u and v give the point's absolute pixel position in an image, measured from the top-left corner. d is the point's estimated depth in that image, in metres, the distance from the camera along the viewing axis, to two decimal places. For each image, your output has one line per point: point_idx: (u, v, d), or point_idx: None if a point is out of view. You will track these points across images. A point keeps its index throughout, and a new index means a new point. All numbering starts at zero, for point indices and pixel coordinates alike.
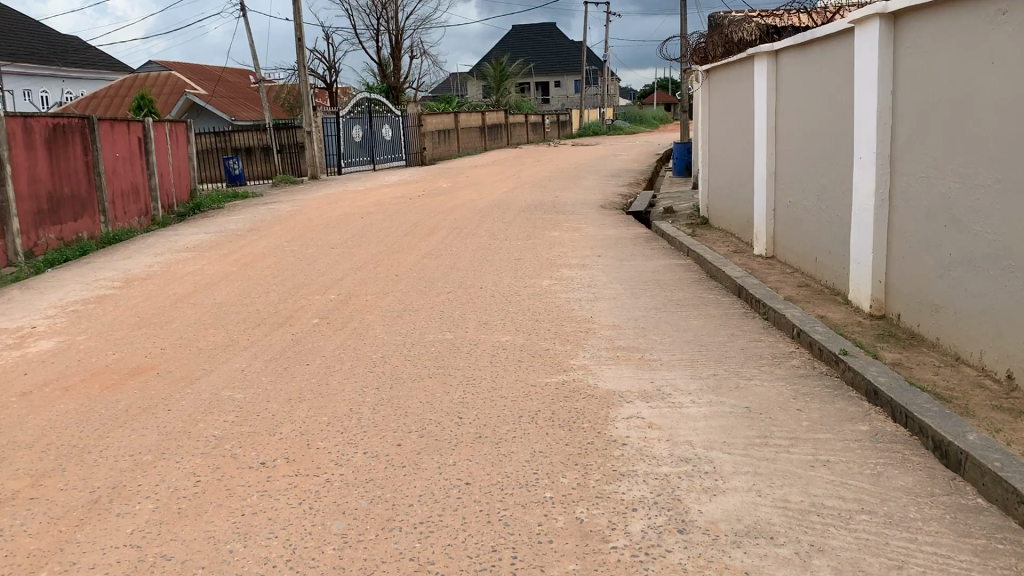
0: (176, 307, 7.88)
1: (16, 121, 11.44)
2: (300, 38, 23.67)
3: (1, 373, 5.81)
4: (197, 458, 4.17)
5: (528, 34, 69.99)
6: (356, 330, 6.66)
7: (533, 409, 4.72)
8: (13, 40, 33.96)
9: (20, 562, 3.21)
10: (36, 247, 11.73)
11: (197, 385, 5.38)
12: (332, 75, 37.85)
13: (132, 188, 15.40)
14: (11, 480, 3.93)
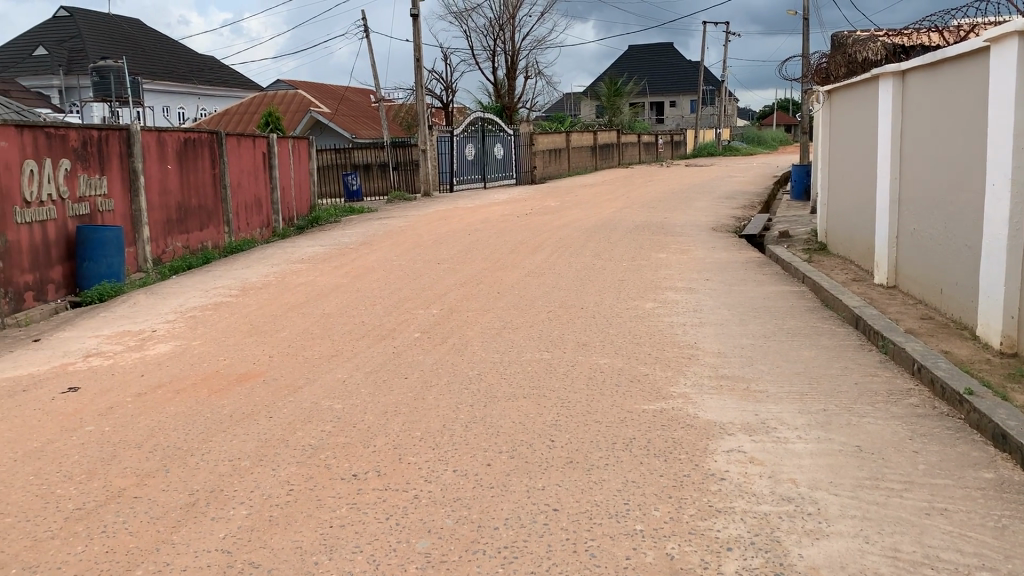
0: (285, 316, 8.13)
1: (151, 135, 12.12)
2: (419, 59, 24.29)
3: (121, 374, 6.10)
4: (292, 467, 4.24)
5: (644, 54, 69.56)
6: (454, 346, 6.68)
7: (629, 436, 4.59)
8: (156, 60, 36.27)
9: (119, 558, 3.32)
10: (164, 254, 12.36)
11: (299, 394, 5.50)
12: (449, 95, 38.65)
13: (256, 201, 16.08)
14: (118, 477, 4.10)
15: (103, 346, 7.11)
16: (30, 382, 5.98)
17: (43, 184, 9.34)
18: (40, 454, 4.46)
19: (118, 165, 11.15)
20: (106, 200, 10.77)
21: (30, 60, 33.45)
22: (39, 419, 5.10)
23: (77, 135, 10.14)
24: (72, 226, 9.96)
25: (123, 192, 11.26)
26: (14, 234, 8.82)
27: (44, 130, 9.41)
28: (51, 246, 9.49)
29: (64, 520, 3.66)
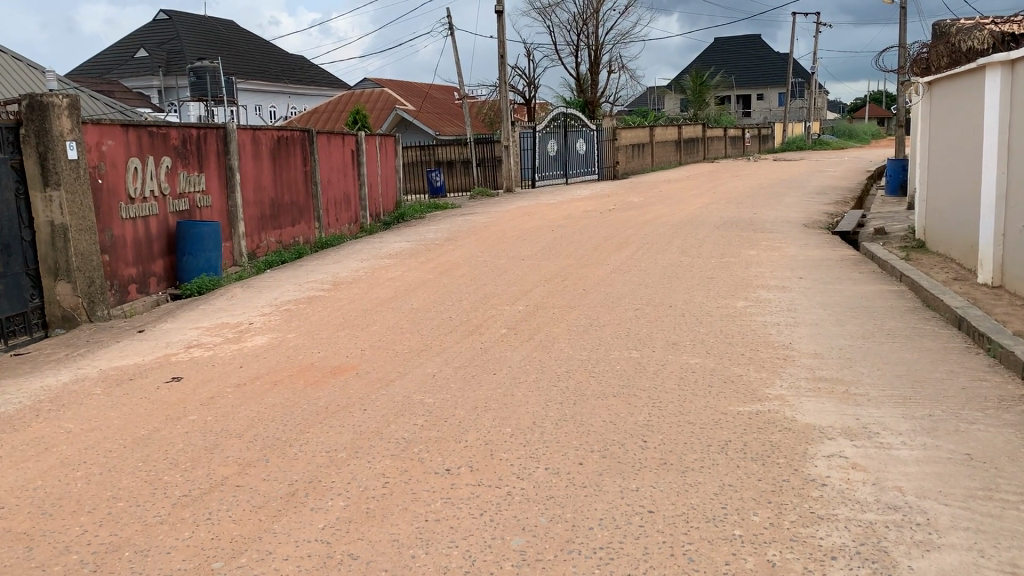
0: (375, 310, 8.25)
1: (246, 133, 12.48)
2: (503, 55, 24.38)
3: (221, 365, 6.30)
4: (387, 460, 4.30)
5: (731, 46, 68.09)
6: (542, 343, 6.67)
7: (724, 439, 4.49)
8: (249, 61, 37.41)
9: (225, 545, 3.42)
10: (259, 249, 12.75)
11: (391, 387, 5.58)
12: (532, 91, 38.68)
13: (345, 198, 16.41)
14: (221, 466, 4.23)
15: (203, 337, 7.36)
16: (137, 372, 6.24)
17: (146, 181, 9.72)
18: (148, 441, 4.63)
19: (216, 162, 11.53)
20: (204, 196, 11.15)
21: (132, 62, 34.99)
22: (145, 407, 5.31)
23: (178, 134, 10.52)
24: (173, 222, 10.34)
25: (220, 188, 11.64)
26: (119, 229, 9.20)
27: (148, 129, 9.79)
28: (154, 241, 9.88)
29: (171, 506, 3.79)
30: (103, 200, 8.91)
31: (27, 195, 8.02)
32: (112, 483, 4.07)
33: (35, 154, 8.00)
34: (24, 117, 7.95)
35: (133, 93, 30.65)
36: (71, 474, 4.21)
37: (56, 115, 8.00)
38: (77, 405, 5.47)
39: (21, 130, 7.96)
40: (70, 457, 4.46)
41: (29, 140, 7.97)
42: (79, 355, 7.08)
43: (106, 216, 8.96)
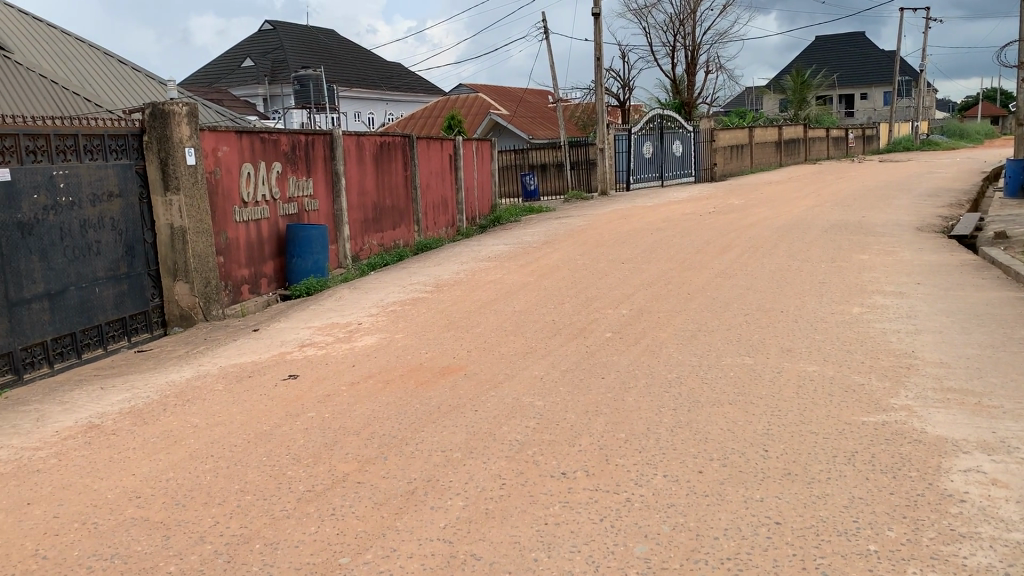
0: (479, 312, 8.31)
1: (351, 138, 12.77)
2: (600, 57, 24.26)
3: (334, 363, 6.45)
4: (502, 461, 4.30)
5: (833, 44, 66.03)
6: (650, 347, 6.58)
7: (850, 449, 4.31)
8: (350, 69, 38.40)
9: (350, 541, 3.48)
10: (362, 252, 13.02)
11: (501, 389, 5.59)
12: (627, 93, 38.39)
13: (442, 201, 16.62)
14: (342, 463, 4.32)
15: (315, 336, 7.56)
16: (255, 369, 6.44)
17: (259, 185, 10.07)
18: (270, 437, 4.77)
19: (323, 167, 11.84)
20: (312, 200, 11.46)
21: (239, 72, 36.40)
22: (264, 403, 5.48)
23: (288, 140, 10.84)
24: (283, 225, 10.66)
25: (327, 193, 11.95)
26: (233, 231, 9.54)
27: (260, 135, 10.13)
28: (265, 244, 10.22)
29: (296, 501, 3.88)
30: (218, 204, 9.25)
31: (150, 199, 8.39)
32: (238, 477, 4.19)
33: (157, 160, 8.36)
34: (148, 125, 8.32)
35: (241, 102, 31.87)
36: (199, 467, 4.35)
37: (176, 123, 8.35)
38: (201, 400, 5.68)
39: (144, 137, 8.33)
40: (198, 451, 4.61)
41: (151, 146, 8.33)
42: (200, 353, 7.36)
43: (221, 219, 9.30)
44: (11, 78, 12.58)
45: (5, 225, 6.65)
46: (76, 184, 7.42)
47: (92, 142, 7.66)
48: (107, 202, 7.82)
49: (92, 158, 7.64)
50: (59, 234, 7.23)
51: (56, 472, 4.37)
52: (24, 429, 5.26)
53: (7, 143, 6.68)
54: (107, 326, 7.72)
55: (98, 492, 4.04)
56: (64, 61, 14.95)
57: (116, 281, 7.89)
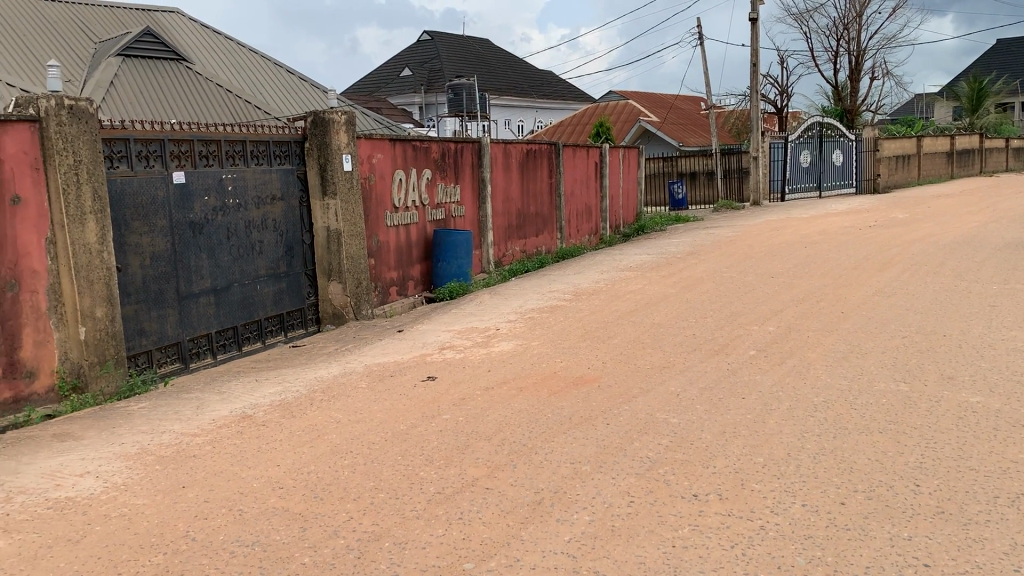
0: (618, 323, 8.23)
1: (498, 146, 12.96)
2: (756, 63, 23.52)
3: (471, 368, 6.57)
4: (631, 478, 4.22)
5: (1016, 48, 61.22)
6: (794, 368, 6.29)
7: (1013, 491, 3.95)
8: (501, 77, 39.05)
9: (476, 547, 3.51)
10: (505, 257, 13.22)
11: (634, 403, 5.50)
12: (784, 100, 37.05)
13: (586, 209, 16.61)
14: (472, 467, 4.37)
15: (455, 340, 7.72)
16: (396, 369, 6.65)
17: (409, 191, 10.40)
18: (406, 436, 4.91)
19: (470, 174, 12.09)
20: (459, 206, 11.73)
21: (397, 81, 37.76)
22: (402, 403, 5.64)
23: (438, 148, 11.12)
24: (431, 230, 10.97)
25: (473, 199, 12.19)
26: (385, 235, 9.90)
27: (411, 143, 10.45)
28: (413, 247, 10.55)
29: (426, 502, 3.95)
30: (371, 208, 9.62)
31: (308, 203, 8.83)
32: (373, 474, 4.32)
33: (316, 165, 8.77)
34: (309, 132, 8.74)
35: (397, 110, 33.11)
36: (338, 462, 4.53)
37: (335, 131, 8.74)
38: (344, 396, 5.93)
39: (305, 143, 8.76)
40: (338, 446, 4.80)
41: (311, 152, 8.75)
42: (346, 350, 7.68)
43: (373, 223, 9.67)
44: (191, 89, 13.61)
45: (179, 224, 7.18)
46: (242, 187, 7.90)
47: (259, 148, 8.14)
48: (270, 205, 8.29)
49: (258, 162, 8.12)
50: (226, 233, 7.73)
51: (210, 458, 4.67)
52: (186, 416, 5.66)
53: (183, 148, 7.20)
54: (265, 321, 8.20)
55: (245, 480, 4.28)
56: (238, 73, 16.03)
57: (276, 279, 8.36)
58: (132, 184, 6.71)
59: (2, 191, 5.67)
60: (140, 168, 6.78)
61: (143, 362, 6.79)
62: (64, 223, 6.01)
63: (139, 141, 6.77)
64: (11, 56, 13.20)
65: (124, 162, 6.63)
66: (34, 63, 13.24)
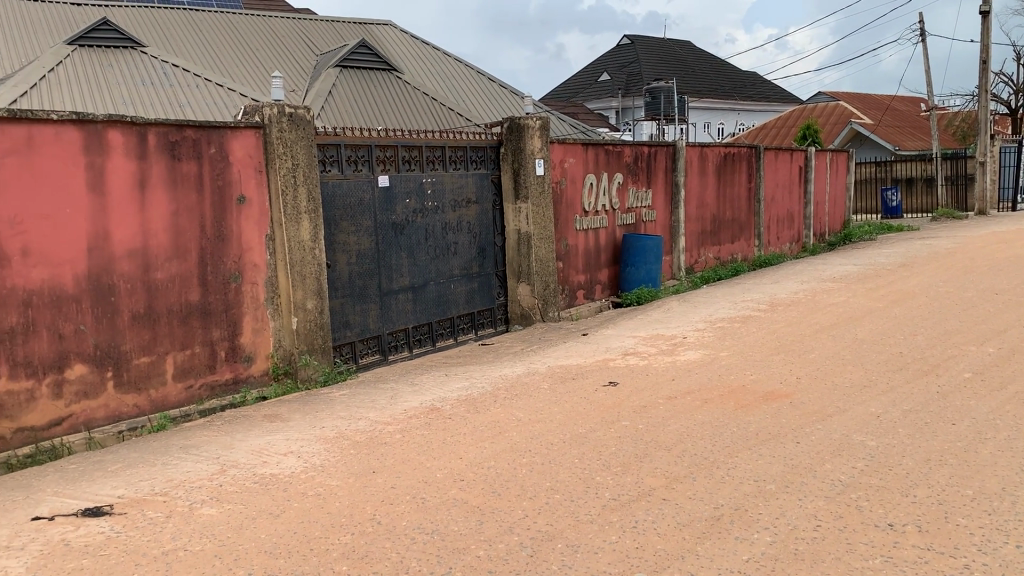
0: (814, 337, 7.81)
1: (695, 150, 12.67)
2: (986, 59, 21.51)
3: (655, 375, 6.48)
4: (820, 501, 3.99)
5: None
6: (1017, 395, 5.68)
7: None
8: (702, 80, 38.20)
9: (649, 557, 3.45)
10: (697, 264, 12.92)
11: (827, 422, 5.19)
12: (1019, 99, 33.65)
13: (787, 215, 15.90)
14: (651, 476, 4.31)
15: (640, 346, 7.64)
16: (579, 372, 6.68)
17: (600, 195, 10.41)
18: (585, 440, 4.92)
19: (663, 179, 11.92)
20: (650, 211, 11.60)
21: (596, 86, 37.90)
22: (584, 406, 5.65)
23: (631, 151, 11.06)
24: (621, 234, 10.92)
25: (666, 204, 12.02)
26: (574, 238, 9.98)
27: (605, 146, 10.46)
28: (602, 252, 10.57)
29: (601, 507, 3.93)
30: (562, 212, 9.73)
31: (501, 206, 9.07)
32: (551, 475, 4.36)
33: (510, 170, 8.99)
34: (505, 137, 8.96)
35: (594, 114, 33.29)
36: (517, 460, 4.61)
37: (530, 136, 8.89)
38: (528, 396, 6.03)
39: (501, 148, 9.00)
40: (519, 444, 4.89)
41: (506, 157, 8.97)
42: (532, 351, 7.81)
43: (563, 226, 9.77)
44: (400, 96, 14.36)
45: (382, 225, 7.61)
46: (440, 191, 8.24)
47: (456, 153, 8.46)
48: (465, 208, 8.60)
49: (455, 167, 8.44)
50: (424, 234, 8.09)
51: (399, 447, 4.91)
52: (381, 405, 5.99)
53: (388, 154, 7.61)
54: (458, 319, 8.51)
55: (429, 470, 4.46)
56: (443, 81, 16.75)
57: (468, 279, 8.65)
58: (342, 187, 7.18)
59: (230, 191, 6.26)
60: (349, 172, 7.25)
61: (346, 353, 7.25)
62: (281, 222, 6.54)
63: (349, 147, 7.23)
64: (245, 69, 14.56)
65: (335, 166, 7.11)
66: (263, 75, 14.49)
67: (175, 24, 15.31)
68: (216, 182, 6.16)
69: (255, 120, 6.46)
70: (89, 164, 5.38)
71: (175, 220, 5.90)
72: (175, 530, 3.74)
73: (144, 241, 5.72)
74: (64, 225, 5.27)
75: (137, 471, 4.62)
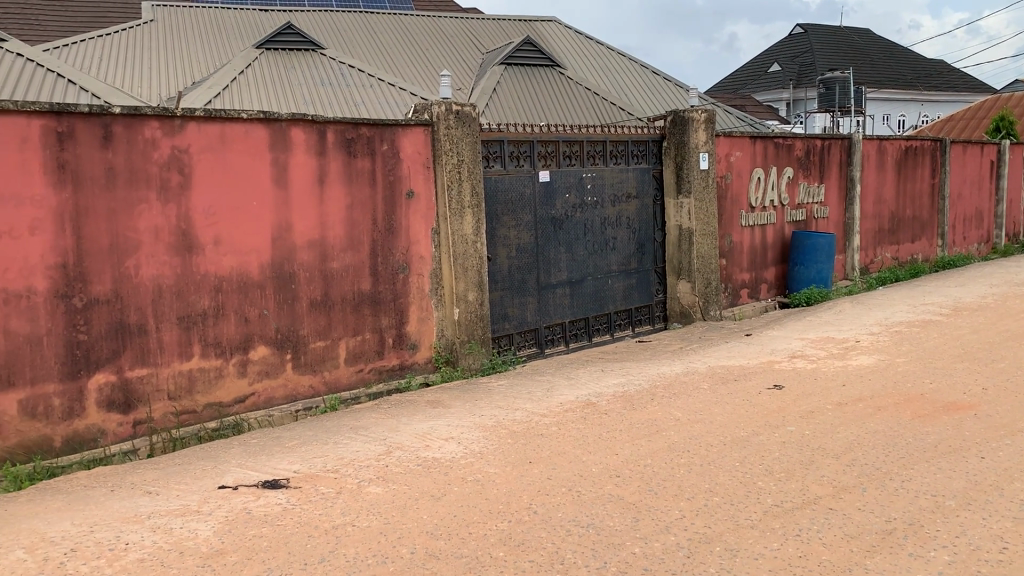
0: (1004, 345, 7.19)
1: (872, 143, 11.97)
2: None
3: (823, 380, 6.18)
4: (1007, 521, 3.68)
5: None
6: None
7: None
8: (882, 69, 36.02)
9: (812, 566, 3.30)
10: (873, 263, 12.22)
11: (1017, 438, 4.78)
12: None
13: (976, 214, 14.73)
14: (816, 484, 4.12)
15: (807, 349, 7.32)
16: (742, 373, 6.48)
17: (768, 191, 10.03)
18: (747, 443, 4.77)
19: (837, 174, 11.34)
20: (822, 207, 11.08)
21: (765, 77, 36.58)
22: (746, 409, 5.49)
23: (802, 145, 10.60)
24: (789, 231, 10.49)
25: (839, 200, 11.43)
26: (738, 235, 9.68)
27: (774, 140, 10.08)
28: (768, 249, 10.19)
29: (762, 513, 3.80)
30: (727, 208, 9.45)
31: (663, 201, 8.93)
32: (710, 476, 4.26)
33: (673, 164, 8.82)
34: (668, 131, 8.80)
35: (764, 107, 32.12)
36: (675, 459, 4.54)
37: (695, 129, 8.70)
38: (688, 395, 5.92)
39: (664, 142, 8.85)
40: (677, 444, 4.81)
41: (669, 151, 8.81)
42: (693, 350, 7.65)
43: (727, 222, 9.50)
44: (563, 92, 14.44)
45: (542, 220, 7.68)
46: (601, 186, 8.22)
47: (618, 147, 8.41)
48: (626, 202, 8.54)
49: (616, 162, 8.39)
50: (583, 229, 8.10)
51: (556, 439, 4.95)
52: (538, 397, 6.06)
53: (549, 149, 7.67)
54: (615, 315, 8.47)
55: (586, 464, 4.48)
56: (607, 74, 16.70)
57: (627, 275, 8.59)
58: (504, 182, 7.31)
59: (400, 185, 6.52)
60: (511, 167, 7.37)
61: (505, 344, 7.39)
62: (446, 216, 6.74)
63: (512, 142, 7.35)
64: (415, 68, 15.12)
65: (498, 162, 7.26)
66: (432, 74, 14.98)
67: (351, 26, 16.11)
68: (387, 177, 6.43)
69: (424, 118, 6.69)
70: (274, 159, 5.76)
71: (349, 214, 6.22)
72: (344, 506, 3.95)
73: (322, 233, 6.07)
74: (251, 216, 5.67)
75: (311, 448, 4.91)
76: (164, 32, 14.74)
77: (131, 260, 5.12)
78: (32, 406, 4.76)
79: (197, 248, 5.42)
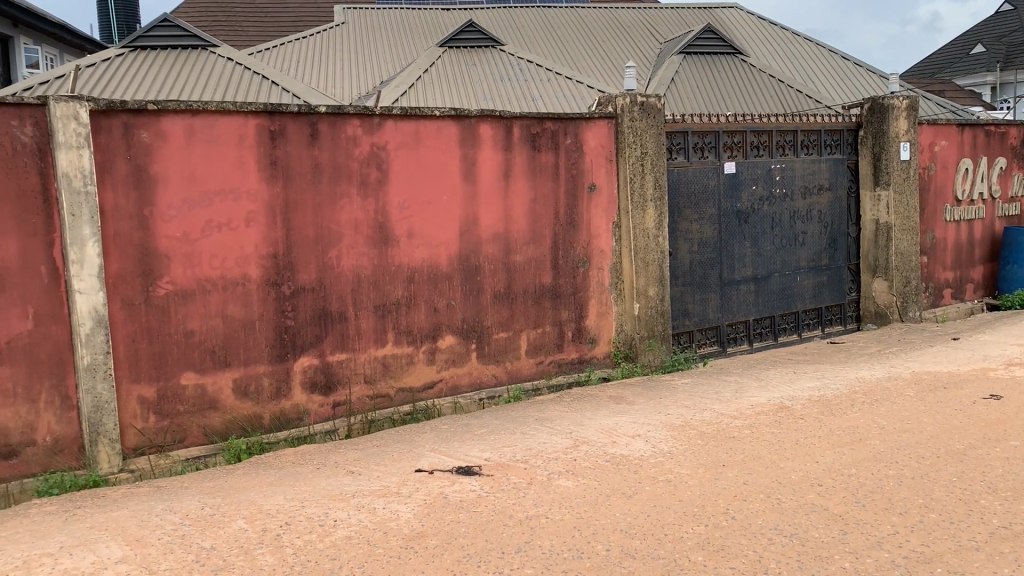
0: None
1: None
2: None
3: None
4: None
5: None
6: None
7: None
8: None
9: None
10: None
11: None
12: None
13: None
14: None
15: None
16: (951, 381, 5.99)
17: (976, 182, 9.23)
18: (963, 457, 4.40)
19: None
20: None
21: (968, 59, 33.79)
22: (961, 419, 5.06)
23: (1017, 132, 9.68)
24: (999, 227, 9.62)
25: None
26: (942, 230, 8.98)
27: (984, 127, 9.27)
28: (976, 246, 9.39)
29: (988, 535, 3.48)
30: (929, 201, 8.78)
31: (858, 194, 8.42)
32: (925, 491, 3.95)
33: (870, 154, 8.30)
34: (865, 119, 8.30)
35: (966, 92, 29.67)
36: (883, 470, 4.25)
37: (895, 117, 8.16)
38: (889, 402, 5.54)
39: (861, 132, 8.34)
40: (883, 454, 4.51)
41: (866, 141, 8.30)
42: (892, 353, 7.17)
43: (930, 216, 8.83)
44: (745, 80, 13.94)
45: (727, 214, 7.44)
46: (790, 177, 7.85)
47: (810, 137, 8.00)
48: (817, 195, 8.12)
49: (808, 152, 7.99)
50: (771, 223, 7.77)
51: (748, 443, 4.77)
52: (725, 397, 5.87)
53: (735, 140, 7.41)
54: (804, 313, 8.09)
55: (783, 470, 4.28)
56: (792, 61, 15.96)
57: (817, 272, 8.17)
58: (687, 174, 7.13)
59: (583, 179, 6.51)
60: (695, 159, 7.17)
61: (685, 341, 7.23)
62: (628, 209, 6.65)
63: (696, 133, 7.15)
64: (592, 61, 15.08)
65: (681, 154, 7.08)
66: (609, 66, 14.89)
67: (529, 21, 16.29)
68: (570, 171, 6.43)
69: (608, 110, 6.63)
70: (463, 155, 5.90)
71: (533, 207, 6.27)
72: (536, 497, 3.98)
73: (506, 226, 6.15)
74: (442, 210, 5.84)
75: (499, 437, 5.00)
76: (354, 33, 15.49)
77: (333, 251, 5.39)
78: (245, 385, 5.12)
79: (392, 240, 5.64)
